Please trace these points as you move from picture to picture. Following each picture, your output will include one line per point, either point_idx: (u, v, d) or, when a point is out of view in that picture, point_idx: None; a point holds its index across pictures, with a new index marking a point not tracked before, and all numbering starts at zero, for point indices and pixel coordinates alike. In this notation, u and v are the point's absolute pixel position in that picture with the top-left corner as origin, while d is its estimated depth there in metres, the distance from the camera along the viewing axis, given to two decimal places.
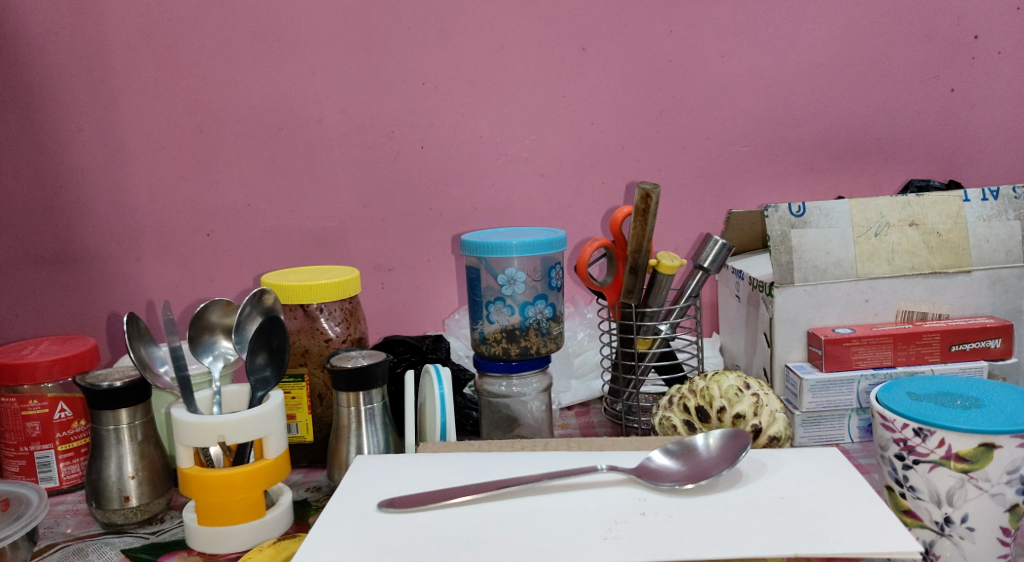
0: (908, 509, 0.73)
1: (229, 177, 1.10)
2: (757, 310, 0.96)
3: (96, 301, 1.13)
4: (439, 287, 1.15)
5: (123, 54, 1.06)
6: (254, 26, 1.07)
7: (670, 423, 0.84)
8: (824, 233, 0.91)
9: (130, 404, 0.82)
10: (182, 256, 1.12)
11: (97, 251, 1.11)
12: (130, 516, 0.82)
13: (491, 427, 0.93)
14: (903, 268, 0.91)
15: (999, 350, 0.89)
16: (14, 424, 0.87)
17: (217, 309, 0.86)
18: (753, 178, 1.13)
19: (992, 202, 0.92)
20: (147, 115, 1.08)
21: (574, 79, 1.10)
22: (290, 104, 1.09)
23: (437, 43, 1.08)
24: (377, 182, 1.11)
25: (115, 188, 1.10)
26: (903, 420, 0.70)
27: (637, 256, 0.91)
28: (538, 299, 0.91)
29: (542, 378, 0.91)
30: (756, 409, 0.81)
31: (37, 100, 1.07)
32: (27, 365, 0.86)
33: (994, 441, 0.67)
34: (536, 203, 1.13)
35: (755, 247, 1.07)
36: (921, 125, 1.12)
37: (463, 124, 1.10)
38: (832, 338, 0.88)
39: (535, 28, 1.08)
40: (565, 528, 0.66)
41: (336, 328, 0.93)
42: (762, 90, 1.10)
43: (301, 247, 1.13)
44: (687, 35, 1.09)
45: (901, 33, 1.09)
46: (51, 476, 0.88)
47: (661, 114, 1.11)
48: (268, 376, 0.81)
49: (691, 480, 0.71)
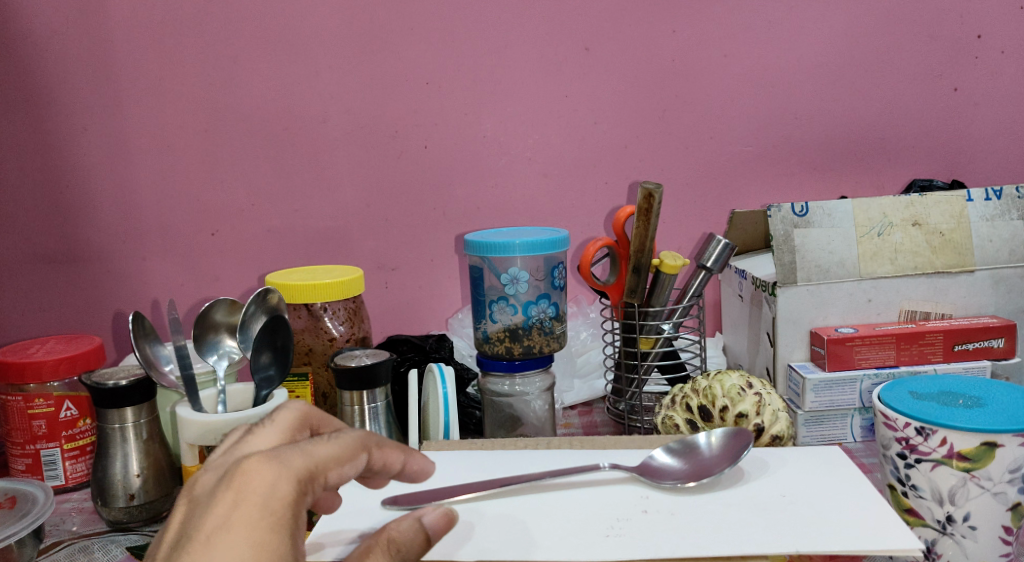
0: (911, 508, 0.73)
1: (234, 176, 1.11)
2: (760, 310, 0.96)
3: (101, 300, 1.13)
4: (442, 286, 1.16)
5: (129, 54, 1.07)
6: (260, 26, 1.07)
7: (673, 422, 0.84)
8: (827, 233, 0.91)
9: (136, 403, 0.82)
10: (187, 256, 1.13)
11: (102, 250, 1.12)
12: (135, 514, 0.83)
13: (494, 426, 0.93)
14: (906, 268, 0.92)
15: (1002, 349, 0.89)
16: (20, 423, 0.87)
17: (222, 308, 0.87)
18: (757, 178, 1.13)
19: (995, 201, 0.92)
20: (153, 114, 1.09)
21: (577, 79, 1.10)
22: (295, 105, 1.09)
23: (441, 43, 1.08)
24: (381, 182, 1.12)
25: (121, 188, 1.10)
26: (906, 418, 0.70)
27: (640, 256, 0.90)
28: (542, 299, 0.90)
29: (545, 378, 0.92)
30: (759, 408, 0.81)
31: (43, 100, 1.08)
32: (33, 364, 0.86)
33: (996, 440, 0.67)
34: (539, 203, 1.13)
35: (758, 246, 1.07)
36: (924, 124, 1.12)
37: (466, 123, 1.11)
38: (835, 338, 0.89)
39: (538, 29, 1.09)
40: (568, 526, 0.67)
41: (340, 327, 0.93)
42: (766, 89, 1.10)
43: (305, 247, 1.13)
44: (692, 35, 1.09)
45: (905, 32, 1.09)
46: (56, 474, 0.89)
47: (664, 114, 1.11)
48: (273, 375, 0.81)
49: (693, 479, 0.71)
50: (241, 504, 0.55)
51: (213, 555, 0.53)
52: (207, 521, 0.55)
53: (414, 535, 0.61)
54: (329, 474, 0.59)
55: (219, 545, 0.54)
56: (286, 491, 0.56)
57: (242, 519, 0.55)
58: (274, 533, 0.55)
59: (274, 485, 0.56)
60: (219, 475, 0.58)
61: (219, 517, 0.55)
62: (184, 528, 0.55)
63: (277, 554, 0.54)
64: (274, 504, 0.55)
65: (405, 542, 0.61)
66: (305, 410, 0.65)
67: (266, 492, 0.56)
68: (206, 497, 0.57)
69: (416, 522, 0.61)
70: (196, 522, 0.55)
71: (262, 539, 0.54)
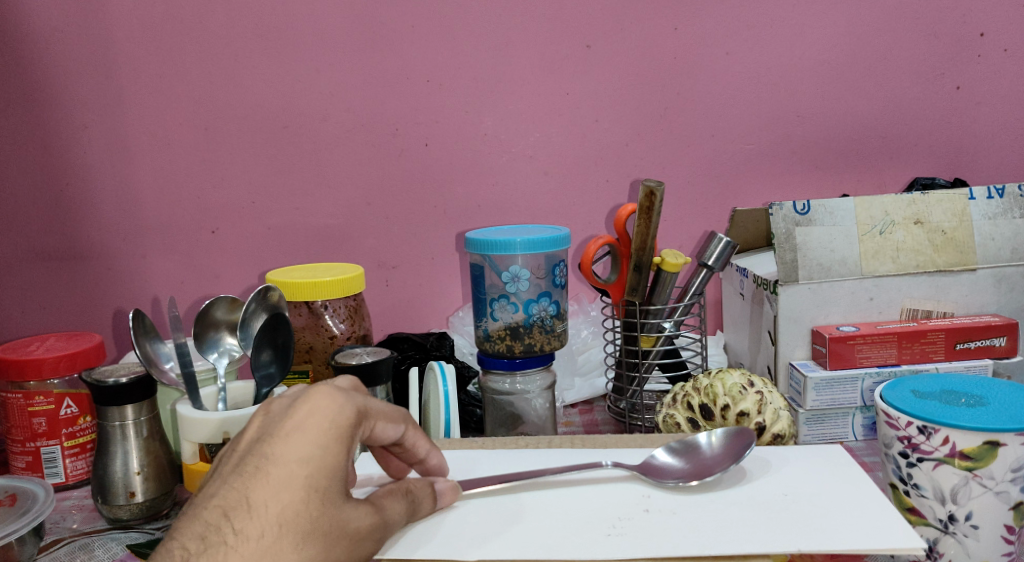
0: (912, 507, 0.73)
1: (235, 174, 1.10)
2: (762, 309, 0.96)
3: (102, 298, 1.13)
4: (443, 284, 1.15)
5: (130, 51, 1.07)
6: (260, 23, 1.07)
7: (674, 421, 0.84)
8: (830, 232, 0.91)
9: (136, 400, 0.82)
10: (187, 253, 1.13)
11: (102, 248, 1.12)
12: (135, 512, 0.82)
13: (495, 424, 0.93)
14: (908, 267, 0.91)
15: (1004, 348, 0.89)
16: (20, 420, 0.87)
17: (223, 306, 0.86)
18: (759, 176, 1.13)
19: (998, 200, 0.92)
20: (153, 111, 1.08)
21: (578, 77, 1.10)
22: (296, 102, 1.09)
23: (442, 40, 1.08)
24: (381, 180, 1.12)
25: (121, 185, 1.10)
26: (908, 417, 0.70)
27: (641, 254, 0.90)
28: (543, 297, 0.90)
29: (546, 376, 0.92)
30: (760, 407, 0.81)
31: (43, 97, 1.07)
32: (34, 362, 0.86)
33: (998, 439, 0.67)
34: (540, 200, 1.13)
35: (759, 245, 1.07)
36: (925, 122, 1.11)
37: (467, 121, 1.11)
38: (836, 337, 0.88)
39: (539, 26, 1.08)
40: (569, 525, 0.67)
41: (340, 325, 0.93)
42: (767, 87, 1.10)
43: (305, 245, 1.13)
44: (693, 33, 1.09)
45: (907, 30, 1.09)
46: (57, 472, 0.88)
47: (665, 112, 1.11)
48: (274, 372, 0.81)
49: (696, 477, 0.71)
50: (313, 416, 0.61)
51: (289, 451, 0.60)
52: (286, 422, 0.61)
53: (426, 491, 0.68)
54: (378, 424, 0.65)
55: (295, 443, 0.60)
56: (351, 413, 0.62)
57: (311, 429, 0.61)
58: (338, 445, 0.61)
59: (340, 408, 0.62)
60: (296, 393, 0.65)
61: (296, 420, 0.61)
62: (261, 432, 0.62)
63: (339, 463, 0.61)
64: (339, 423, 0.61)
65: (420, 494, 0.67)
66: (355, 382, 0.69)
67: (335, 411, 0.62)
68: (281, 412, 0.63)
69: (429, 486, 0.68)
70: (276, 424, 0.62)
71: (326, 449, 0.60)
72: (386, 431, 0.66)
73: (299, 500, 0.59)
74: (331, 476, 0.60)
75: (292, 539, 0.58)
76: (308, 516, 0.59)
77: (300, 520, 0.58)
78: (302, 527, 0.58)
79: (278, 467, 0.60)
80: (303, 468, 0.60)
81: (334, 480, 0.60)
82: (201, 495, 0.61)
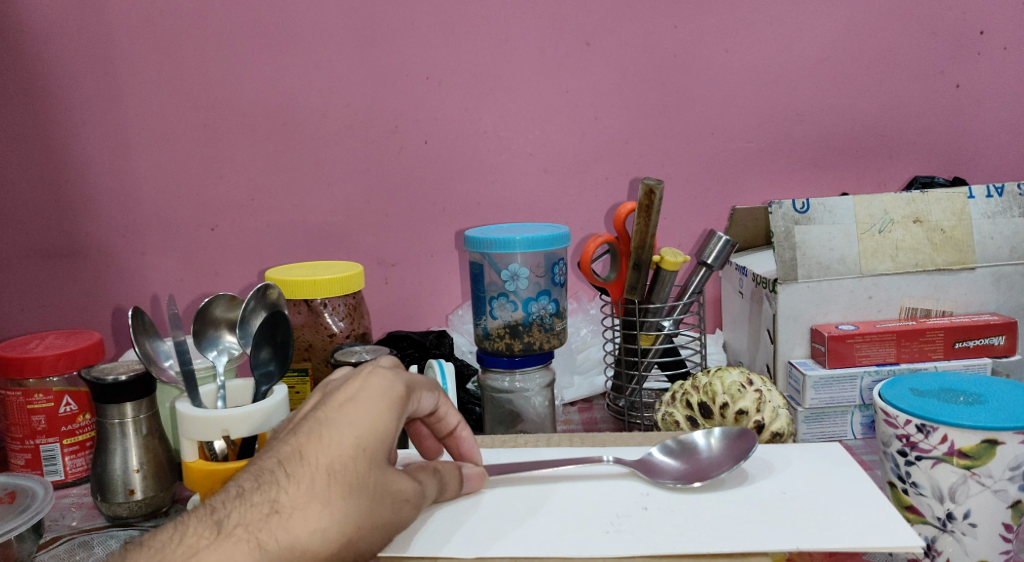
0: (911, 505, 0.73)
1: (234, 171, 1.10)
2: (761, 307, 0.96)
3: (101, 295, 1.13)
4: (442, 282, 1.15)
5: (129, 48, 1.07)
6: (259, 20, 1.07)
7: (673, 419, 0.84)
8: (828, 230, 0.91)
9: (136, 398, 0.82)
10: (187, 251, 1.13)
11: (102, 245, 1.12)
12: (135, 509, 0.82)
13: (494, 422, 0.93)
14: (907, 265, 0.91)
15: (1003, 346, 0.89)
16: (19, 418, 0.87)
17: (222, 303, 0.87)
18: (758, 175, 1.13)
19: (996, 198, 0.92)
20: (152, 109, 1.08)
21: (578, 74, 1.10)
22: (295, 99, 1.09)
23: (441, 37, 1.08)
24: (381, 177, 1.12)
25: (121, 182, 1.10)
26: (907, 415, 0.70)
27: (640, 252, 0.90)
28: (542, 295, 0.90)
29: (545, 374, 0.92)
30: (760, 405, 0.81)
31: (43, 94, 1.07)
32: (33, 359, 0.86)
33: (997, 437, 0.67)
34: (540, 198, 1.13)
35: (759, 243, 1.07)
36: (925, 120, 1.11)
37: (467, 119, 1.11)
38: (835, 335, 0.88)
39: (539, 24, 1.08)
40: (570, 522, 0.67)
41: (340, 323, 0.93)
42: (766, 85, 1.10)
43: (305, 243, 1.13)
44: (693, 31, 1.09)
45: (906, 28, 1.09)
46: (56, 470, 0.88)
47: (664, 110, 1.11)
48: (272, 370, 0.81)
49: (697, 480, 0.70)
50: (367, 387, 0.64)
51: (343, 414, 0.62)
52: (342, 392, 0.64)
53: (454, 472, 0.69)
54: (422, 397, 0.67)
55: (348, 407, 0.62)
56: (401, 388, 0.64)
57: (365, 396, 0.63)
58: (389, 412, 0.63)
59: (392, 382, 0.64)
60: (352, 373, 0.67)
61: (351, 391, 0.64)
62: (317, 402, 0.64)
63: (388, 428, 0.62)
64: (391, 394, 0.63)
65: (447, 474, 0.68)
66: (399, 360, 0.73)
67: (387, 385, 0.64)
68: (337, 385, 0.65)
69: (457, 469, 0.69)
70: (332, 395, 0.64)
71: (377, 413, 0.62)
72: (426, 405, 0.69)
73: (347, 455, 0.60)
74: (379, 438, 0.62)
75: (340, 490, 0.59)
76: (355, 470, 0.60)
77: (347, 474, 0.60)
78: (349, 480, 0.60)
79: (331, 427, 0.61)
80: (355, 426, 0.61)
81: (382, 445, 0.62)
82: (261, 452, 0.63)
